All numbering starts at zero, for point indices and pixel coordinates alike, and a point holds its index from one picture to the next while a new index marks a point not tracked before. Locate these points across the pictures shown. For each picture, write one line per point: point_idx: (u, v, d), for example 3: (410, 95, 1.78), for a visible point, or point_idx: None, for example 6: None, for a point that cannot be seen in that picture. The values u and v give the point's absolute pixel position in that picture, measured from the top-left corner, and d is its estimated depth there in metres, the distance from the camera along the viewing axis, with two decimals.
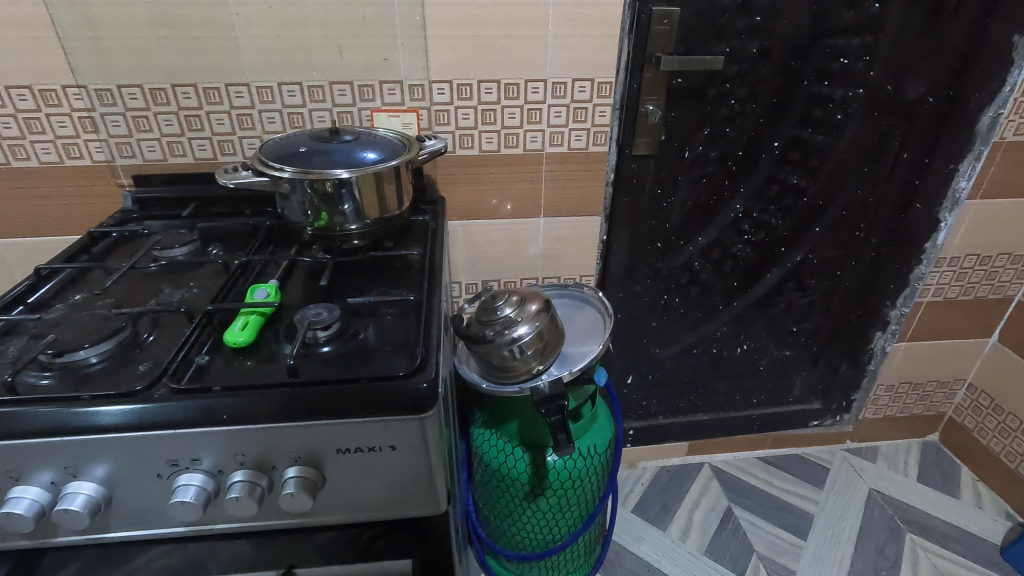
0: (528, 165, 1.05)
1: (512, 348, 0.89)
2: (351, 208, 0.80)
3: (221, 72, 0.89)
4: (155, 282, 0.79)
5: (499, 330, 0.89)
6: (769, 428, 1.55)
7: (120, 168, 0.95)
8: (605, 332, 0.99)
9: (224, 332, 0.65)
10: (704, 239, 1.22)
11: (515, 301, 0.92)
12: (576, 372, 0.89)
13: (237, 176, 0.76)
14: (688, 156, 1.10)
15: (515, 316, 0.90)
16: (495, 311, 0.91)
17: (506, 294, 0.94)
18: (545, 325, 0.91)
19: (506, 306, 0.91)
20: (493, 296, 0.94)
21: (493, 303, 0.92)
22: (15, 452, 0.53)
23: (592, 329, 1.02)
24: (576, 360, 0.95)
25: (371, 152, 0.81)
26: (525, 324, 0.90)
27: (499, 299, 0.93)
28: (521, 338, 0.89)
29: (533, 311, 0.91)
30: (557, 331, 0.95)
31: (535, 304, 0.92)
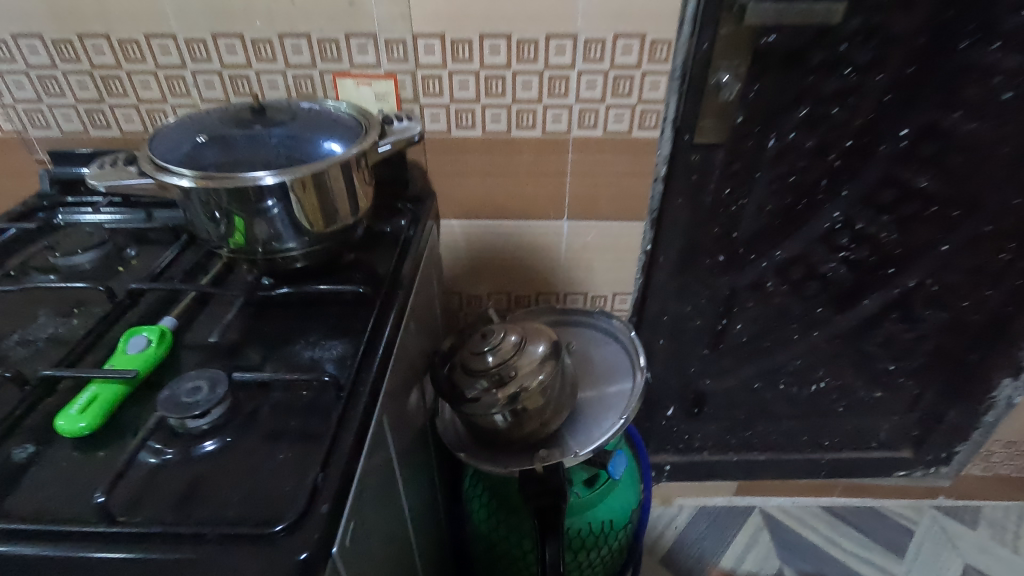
0: (547, 153, 0.78)
1: (503, 411, 0.64)
2: (281, 218, 0.57)
3: (137, 19, 0.67)
4: (35, 303, 0.61)
5: (485, 384, 0.64)
6: (840, 475, 1.26)
7: (35, 141, 0.76)
8: (635, 385, 0.73)
9: (57, 415, 0.46)
10: (784, 254, 0.92)
11: (513, 344, 0.67)
12: (585, 454, 0.66)
13: (108, 176, 0.53)
14: (772, 146, 0.80)
15: (510, 365, 0.65)
16: (484, 356, 0.66)
17: (501, 332, 0.69)
18: (552, 380, 0.66)
19: (501, 350, 0.66)
20: (484, 333, 0.70)
21: (484, 344, 0.68)
22: None
23: (615, 374, 0.76)
24: (589, 427, 0.70)
25: (316, 139, 0.59)
26: (524, 377, 0.64)
27: (491, 341, 0.67)
28: (514, 398, 0.64)
29: (536, 358, 0.66)
30: (566, 385, 0.70)
31: (541, 347, 0.67)
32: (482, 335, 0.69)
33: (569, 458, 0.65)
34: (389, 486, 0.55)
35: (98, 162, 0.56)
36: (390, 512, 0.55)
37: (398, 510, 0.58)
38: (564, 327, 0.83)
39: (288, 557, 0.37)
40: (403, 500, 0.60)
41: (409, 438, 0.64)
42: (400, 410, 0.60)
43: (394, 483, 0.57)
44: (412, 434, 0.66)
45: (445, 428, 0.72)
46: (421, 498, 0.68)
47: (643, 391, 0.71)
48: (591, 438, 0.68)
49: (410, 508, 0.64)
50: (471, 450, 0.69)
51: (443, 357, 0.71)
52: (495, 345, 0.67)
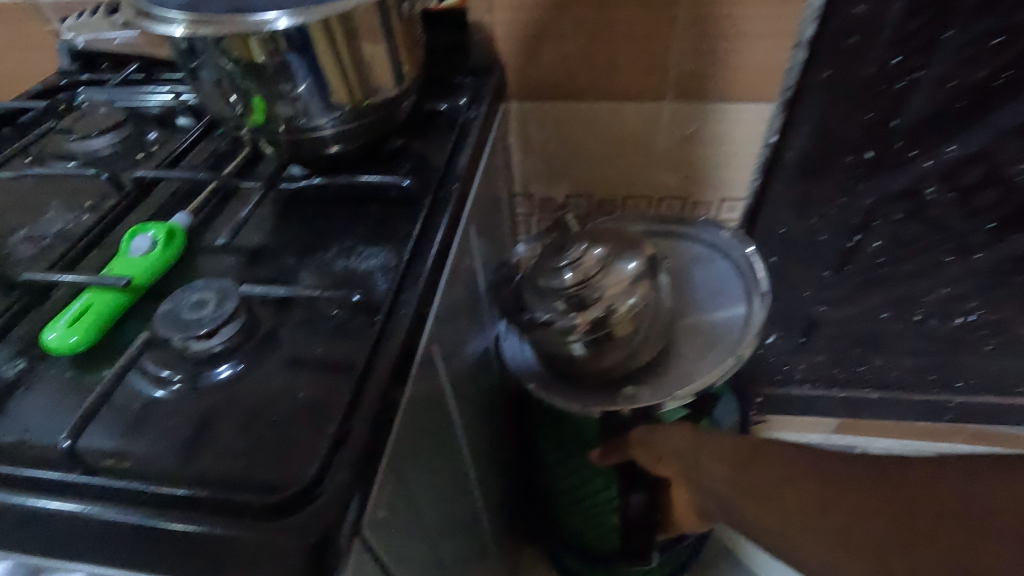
0: (652, 8, 0.60)
1: (582, 337, 0.52)
2: (310, 89, 0.44)
3: None
4: (47, 194, 0.53)
5: (558, 306, 0.51)
6: (971, 422, 1.06)
7: (46, 7, 0.66)
8: (751, 312, 0.58)
9: (45, 329, 0.38)
10: (959, 151, 0.69)
11: (599, 257, 0.53)
12: (683, 395, 0.53)
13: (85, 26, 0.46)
14: None
15: (593, 284, 0.51)
16: (559, 272, 0.52)
17: (583, 243, 0.55)
18: (646, 302, 0.52)
19: (582, 265, 0.52)
20: (563, 244, 0.56)
21: (561, 257, 0.54)
22: None
23: (723, 298, 0.61)
24: (688, 362, 0.57)
25: None
26: (610, 299, 0.51)
27: (569, 255, 0.53)
28: (597, 323, 0.51)
29: (628, 275, 0.52)
30: (661, 309, 0.57)
31: (634, 262, 0.53)
32: (558, 247, 0.56)
33: (664, 399, 0.53)
34: (441, 426, 0.45)
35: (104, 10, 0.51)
36: (442, 457, 0.45)
37: (453, 451, 0.49)
38: (657, 235, 0.68)
39: (295, 542, 0.27)
40: (459, 435, 0.51)
41: (467, 365, 0.54)
42: (456, 334, 0.50)
43: (448, 422, 0.47)
44: (471, 359, 0.56)
45: (512, 355, 0.61)
46: (479, 431, 0.59)
47: (762, 321, 0.56)
48: (690, 375, 0.55)
49: (468, 443, 0.55)
50: (541, 381, 0.58)
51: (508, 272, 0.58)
52: (575, 258, 0.53)
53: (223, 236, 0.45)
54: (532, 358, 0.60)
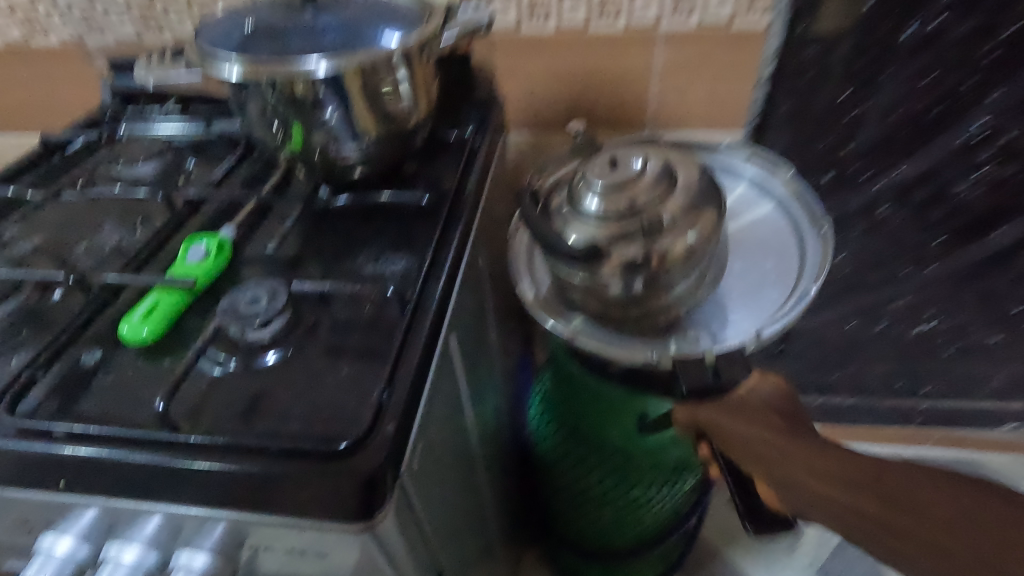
0: (631, 52, 0.68)
1: (625, 259, 0.48)
2: (337, 119, 0.51)
3: None
4: (102, 212, 0.60)
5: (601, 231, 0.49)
6: (937, 424, 1.14)
7: (92, 49, 0.75)
8: (808, 246, 0.60)
9: (122, 321, 0.44)
10: (907, 172, 0.78)
11: (643, 173, 0.50)
12: (769, 334, 0.51)
13: (159, 73, 0.48)
14: (907, 36, 0.66)
15: (640, 203, 0.49)
16: (601, 195, 0.50)
17: (632, 162, 0.52)
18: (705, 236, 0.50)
19: (631, 185, 0.49)
20: (596, 161, 0.53)
21: (600, 175, 0.51)
22: None
23: (773, 245, 0.62)
24: (756, 313, 0.56)
25: (381, 31, 0.52)
26: (657, 224, 0.49)
27: (617, 177, 0.50)
28: (643, 248, 0.48)
29: (683, 206, 0.50)
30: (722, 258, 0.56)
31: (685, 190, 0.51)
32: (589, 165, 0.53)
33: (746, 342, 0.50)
34: (457, 406, 0.51)
35: (145, 56, 0.52)
36: (457, 436, 0.52)
37: (465, 434, 0.56)
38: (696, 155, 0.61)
39: (352, 481, 0.34)
40: (470, 422, 0.58)
41: (477, 361, 0.60)
42: (469, 330, 0.57)
43: (461, 407, 0.53)
44: (480, 357, 0.62)
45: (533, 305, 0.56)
46: (485, 422, 0.65)
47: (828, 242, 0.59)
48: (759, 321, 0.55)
49: (477, 433, 0.61)
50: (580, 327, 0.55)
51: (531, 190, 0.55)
52: (617, 173, 0.51)
53: (272, 246, 0.53)
54: (561, 300, 0.57)
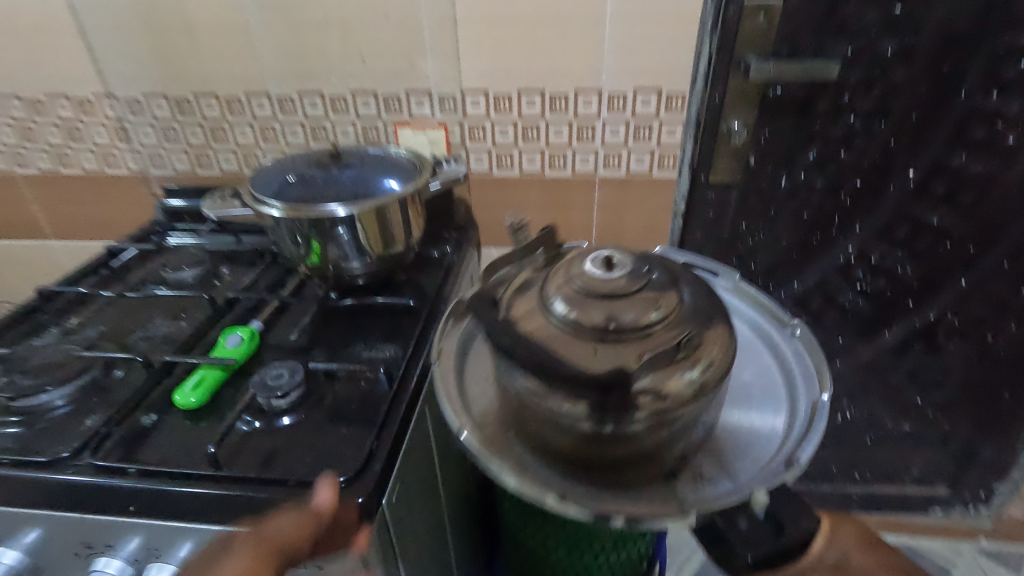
0: (576, 191, 0.89)
1: (646, 395, 0.39)
2: (349, 241, 0.68)
3: (239, 82, 0.82)
4: (153, 307, 0.75)
5: (608, 353, 0.40)
6: (871, 509, 1.25)
7: (153, 178, 0.94)
8: (784, 347, 0.56)
9: (175, 392, 0.58)
10: (803, 285, 0.97)
11: (631, 273, 0.44)
12: (807, 459, 0.43)
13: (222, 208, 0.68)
14: (784, 185, 0.87)
15: (638, 314, 0.41)
16: (598, 304, 0.42)
17: (621, 266, 0.45)
18: (726, 359, 0.43)
19: (627, 290, 0.43)
20: (567, 264, 0.46)
21: (587, 279, 0.44)
22: None
23: (747, 354, 0.57)
24: (767, 438, 0.49)
25: (385, 180, 0.72)
26: (674, 342, 0.41)
27: (609, 286, 0.43)
28: (661, 375, 0.40)
29: (686, 320, 0.43)
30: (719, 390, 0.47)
31: (683, 298, 0.44)
32: (561, 269, 0.46)
33: (791, 474, 0.42)
34: (413, 478, 0.59)
35: (216, 194, 0.75)
36: (428, 492, 0.64)
37: (436, 493, 0.68)
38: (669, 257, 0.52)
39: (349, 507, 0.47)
40: (441, 485, 0.70)
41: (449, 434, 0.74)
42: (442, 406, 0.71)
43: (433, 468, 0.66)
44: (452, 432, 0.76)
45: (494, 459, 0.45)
46: (455, 489, 0.77)
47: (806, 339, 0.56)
48: (767, 449, 0.48)
49: (447, 498, 0.73)
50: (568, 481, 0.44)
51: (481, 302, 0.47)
52: (601, 277, 0.44)
53: (292, 335, 0.68)
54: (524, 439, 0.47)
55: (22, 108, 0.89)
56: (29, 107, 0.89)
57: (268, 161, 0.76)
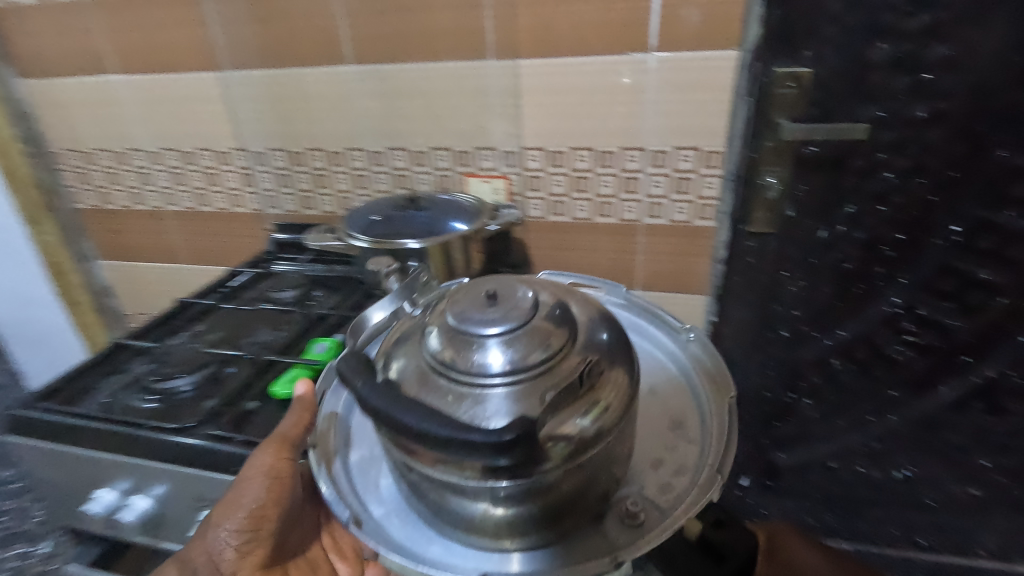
0: (622, 236, 0.99)
1: (557, 443, 0.41)
2: (419, 270, 0.82)
3: (342, 139, 1.00)
4: (259, 319, 0.91)
5: (508, 396, 0.42)
6: None
7: (267, 216, 1.14)
8: (684, 354, 0.64)
9: (273, 383, 0.73)
10: (848, 334, 0.98)
11: (517, 309, 0.46)
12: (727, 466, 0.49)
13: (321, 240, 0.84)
14: (823, 235, 0.90)
15: (525, 352, 0.43)
16: (483, 344, 0.44)
17: (506, 305, 0.47)
18: (621, 401, 0.45)
19: (511, 318, 0.45)
20: (451, 306, 0.49)
21: (475, 321, 0.45)
22: (110, 464, 0.67)
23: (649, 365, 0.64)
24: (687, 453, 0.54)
25: (450, 220, 0.85)
26: (576, 372, 0.44)
27: (496, 326, 0.45)
28: (560, 418, 0.42)
29: (575, 354, 0.45)
30: (619, 443, 0.47)
31: (563, 322, 0.47)
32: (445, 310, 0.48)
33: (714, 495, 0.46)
34: None
35: (317, 229, 0.91)
36: None
37: None
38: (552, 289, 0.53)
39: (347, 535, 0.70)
40: None
41: None
42: None
43: None
44: None
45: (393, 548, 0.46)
46: None
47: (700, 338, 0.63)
48: (685, 472, 0.52)
49: None
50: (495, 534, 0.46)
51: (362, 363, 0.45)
52: (488, 316, 0.46)
53: None
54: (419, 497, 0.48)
55: (177, 158, 1.12)
56: (182, 158, 1.12)
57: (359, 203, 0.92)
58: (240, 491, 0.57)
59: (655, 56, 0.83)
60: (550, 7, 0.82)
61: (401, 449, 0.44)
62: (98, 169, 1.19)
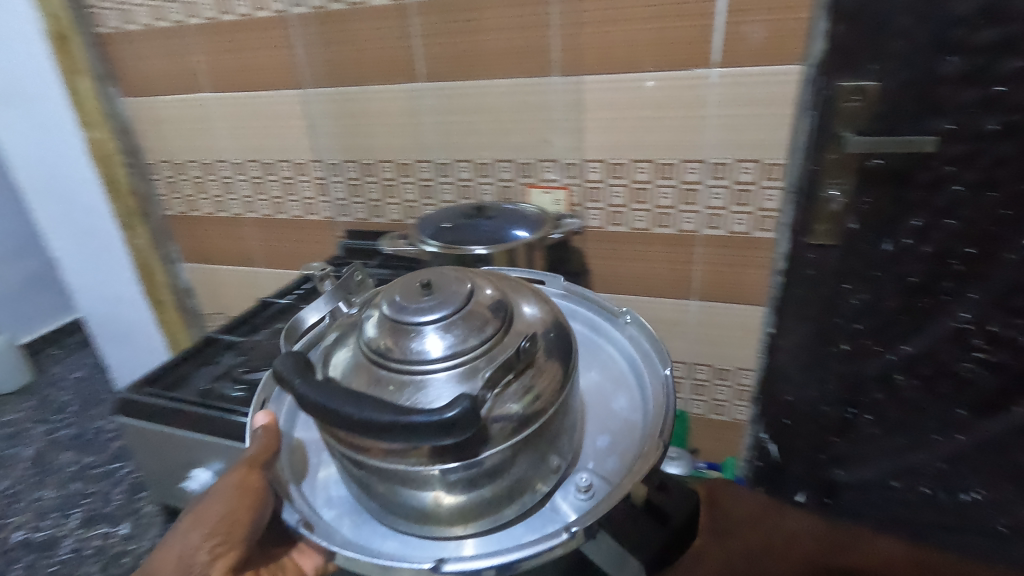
0: (680, 246, 1.01)
1: (498, 422, 0.47)
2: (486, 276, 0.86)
3: (411, 152, 1.06)
4: None
5: (448, 377, 0.47)
6: None
7: (338, 224, 1.21)
8: (621, 332, 0.71)
9: None
10: (912, 348, 0.96)
11: (447, 295, 0.51)
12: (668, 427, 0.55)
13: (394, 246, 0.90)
14: (888, 249, 0.90)
15: (460, 335, 0.48)
16: (418, 331, 0.49)
17: (438, 293, 0.52)
18: (553, 383, 0.51)
19: (444, 305, 0.50)
20: (386, 297, 0.54)
21: (410, 311, 0.50)
22: (206, 447, 0.74)
23: (588, 351, 0.72)
24: (628, 429, 0.61)
25: (515, 228, 0.89)
26: (513, 351, 0.49)
27: (429, 314, 0.49)
28: (498, 397, 0.47)
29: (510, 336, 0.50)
30: (555, 427, 0.52)
31: (496, 306, 0.52)
32: (383, 306, 0.53)
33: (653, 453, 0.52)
34: None
35: (390, 235, 0.97)
36: None
37: None
38: (490, 282, 0.57)
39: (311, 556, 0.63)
40: None
41: None
42: None
43: None
44: None
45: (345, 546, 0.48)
46: None
47: (630, 318, 0.71)
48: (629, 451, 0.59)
49: None
50: (450, 522, 0.51)
51: (304, 362, 0.48)
52: (422, 304, 0.50)
53: None
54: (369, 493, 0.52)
55: (258, 169, 1.21)
56: (263, 169, 1.21)
57: (431, 211, 0.98)
58: (211, 502, 0.55)
59: (717, 72, 0.85)
60: (615, 27, 0.86)
61: (350, 446, 0.48)
62: (188, 179, 1.30)
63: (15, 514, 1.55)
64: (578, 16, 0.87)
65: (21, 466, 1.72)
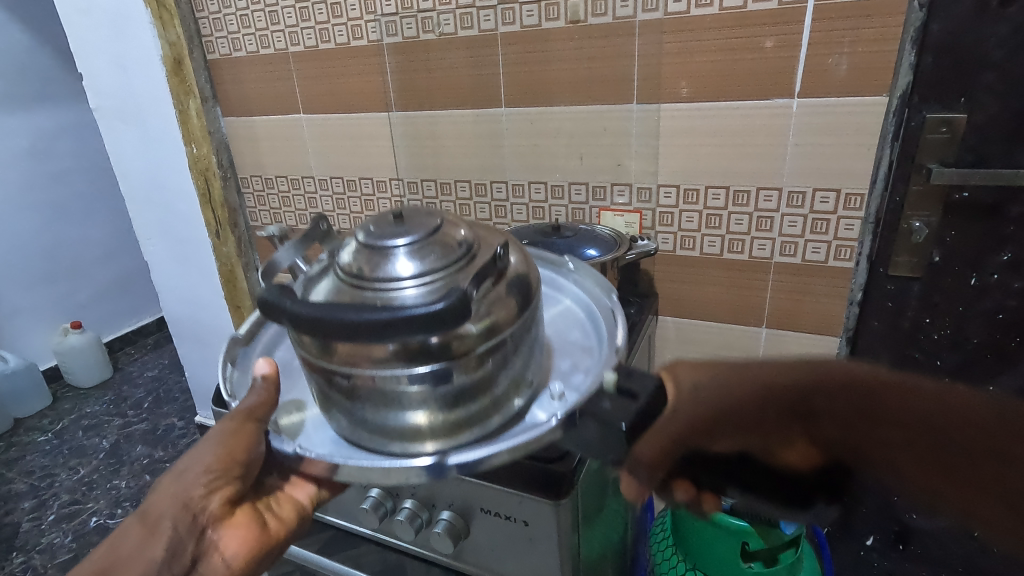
0: (751, 273, 1.00)
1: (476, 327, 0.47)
2: None
3: (488, 173, 1.11)
4: None
5: (429, 288, 0.47)
6: None
7: None
8: (568, 278, 0.74)
9: None
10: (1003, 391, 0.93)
11: (417, 222, 0.52)
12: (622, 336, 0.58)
13: None
14: (974, 284, 0.87)
15: (438, 252, 0.49)
16: (395, 252, 0.49)
17: (408, 221, 0.52)
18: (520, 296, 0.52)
19: (414, 231, 0.50)
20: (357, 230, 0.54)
21: (388, 237, 0.50)
22: None
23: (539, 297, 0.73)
24: (587, 351, 0.62)
25: (589, 248, 0.91)
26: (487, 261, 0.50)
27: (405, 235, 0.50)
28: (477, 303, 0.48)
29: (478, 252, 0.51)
30: (526, 342, 0.53)
31: (463, 232, 0.53)
32: (357, 235, 0.53)
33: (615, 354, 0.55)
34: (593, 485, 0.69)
35: None
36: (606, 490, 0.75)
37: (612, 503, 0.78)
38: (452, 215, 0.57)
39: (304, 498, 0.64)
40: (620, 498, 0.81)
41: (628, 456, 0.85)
42: None
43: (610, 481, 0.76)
44: None
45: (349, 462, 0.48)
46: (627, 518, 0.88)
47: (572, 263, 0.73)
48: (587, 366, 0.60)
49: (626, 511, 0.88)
50: (437, 434, 0.51)
51: (287, 290, 0.46)
52: (395, 232, 0.51)
53: None
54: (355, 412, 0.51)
55: (341, 185, 1.29)
56: (346, 186, 1.28)
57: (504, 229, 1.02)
58: (199, 450, 0.57)
59: (798, 102, 0.86)
60: (696, 58, 0.89)
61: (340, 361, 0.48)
62: (277, 194, 1.40)
63: (93, 500, 1.65)
64: (660, 48, 0.90)
65: (99, 455, 1.83)
